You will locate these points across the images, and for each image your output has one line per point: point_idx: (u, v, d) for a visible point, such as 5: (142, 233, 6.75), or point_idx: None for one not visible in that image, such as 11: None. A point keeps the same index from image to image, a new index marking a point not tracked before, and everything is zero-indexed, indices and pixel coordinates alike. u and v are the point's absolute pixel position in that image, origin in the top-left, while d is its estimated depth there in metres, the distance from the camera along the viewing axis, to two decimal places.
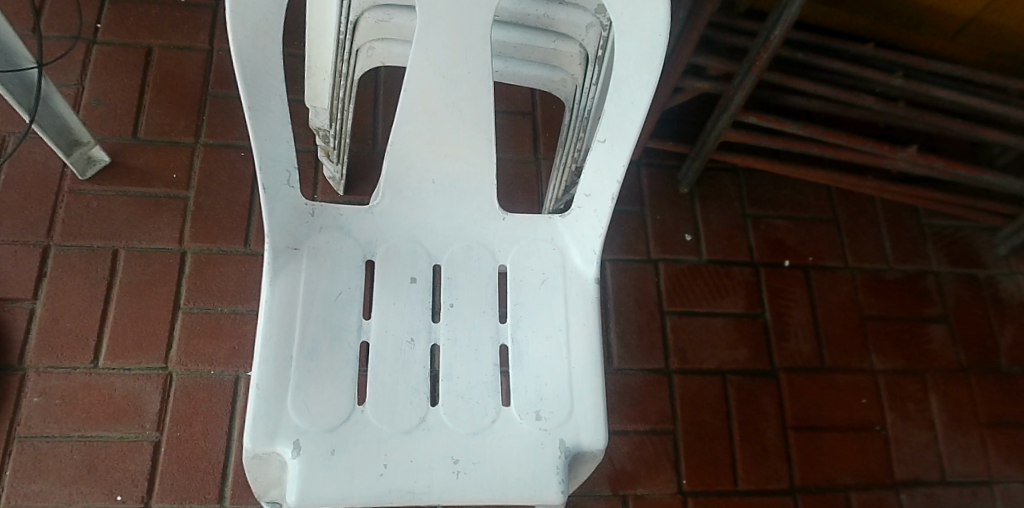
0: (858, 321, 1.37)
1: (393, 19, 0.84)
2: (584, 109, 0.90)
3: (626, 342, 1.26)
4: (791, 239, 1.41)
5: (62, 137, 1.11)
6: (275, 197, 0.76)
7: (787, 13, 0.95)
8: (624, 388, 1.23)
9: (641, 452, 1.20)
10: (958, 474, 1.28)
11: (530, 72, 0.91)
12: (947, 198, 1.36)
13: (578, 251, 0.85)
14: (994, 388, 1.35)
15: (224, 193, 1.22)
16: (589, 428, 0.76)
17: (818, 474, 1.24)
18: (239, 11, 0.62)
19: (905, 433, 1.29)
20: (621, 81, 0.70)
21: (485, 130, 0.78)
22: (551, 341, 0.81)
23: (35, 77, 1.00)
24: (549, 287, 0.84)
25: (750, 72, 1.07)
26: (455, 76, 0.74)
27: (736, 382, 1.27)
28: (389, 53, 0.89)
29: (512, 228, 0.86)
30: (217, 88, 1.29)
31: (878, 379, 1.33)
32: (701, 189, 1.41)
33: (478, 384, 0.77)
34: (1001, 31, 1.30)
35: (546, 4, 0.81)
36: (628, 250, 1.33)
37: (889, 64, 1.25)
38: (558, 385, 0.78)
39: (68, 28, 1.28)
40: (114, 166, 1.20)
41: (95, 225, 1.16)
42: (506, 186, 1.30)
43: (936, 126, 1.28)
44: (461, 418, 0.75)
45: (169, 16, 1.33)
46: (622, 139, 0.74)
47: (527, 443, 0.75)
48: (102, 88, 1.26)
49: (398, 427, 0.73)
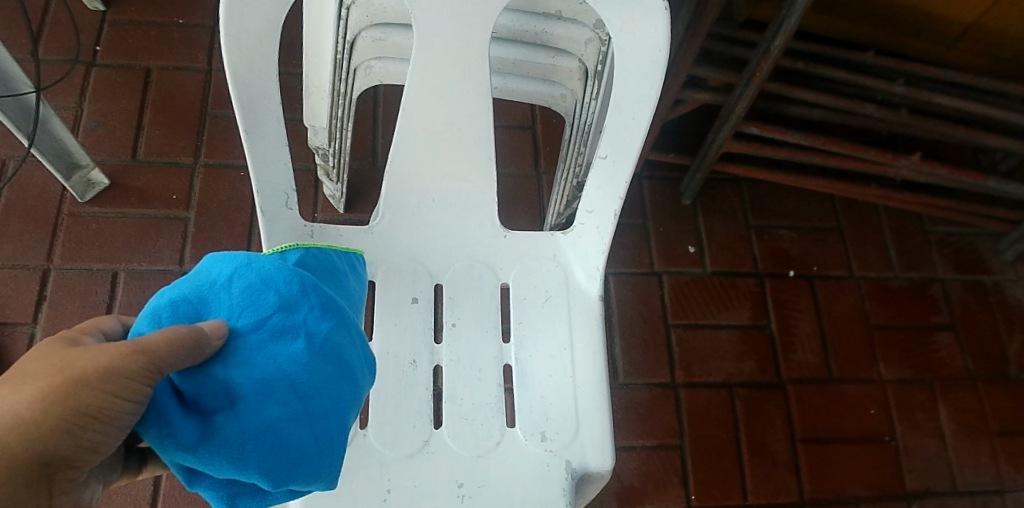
0: (865, 330, 1.35)
1: (390, 37, 0.83)
2: (584, 125, 0.89)
3: (631, 356, 1.25)
4: (795, 249, 1.39)
5: (61, 161, 1.11)
6: (274, 219, 0.75)
7: (787, 22, 0.95)
8: (629, 402, 1.22)
9: (649, 468, 1.18)
10: (970, 484, 1.26)
11: (529, 89, 0.91)
12: (951, 204, 1.35)
13: (582, 268, 0.84)
14: (1004, 396, 1.34)
15: (224, 213, 1.22)
16: (595, 448, 0.75)
17: (828, 486, 1.22)
18: (235, 35, 0.62)
19: (915, 443, 1.28)
20: (621, 97, 0.70)
21: (485, 148, 0.78)
22: (556, 361, 0.79)
23: (33, 102, 1.00)
24: (553, 305, 0.83)
25: (750, 83, 1.06)
26: (453, 94, 0.73)
27: (743, 395, 1.25)
28: (387, 71, 0.89)
29: (514, 245, 0.85)
30: (216, 107, 1.29)
31: (886, 388, 1.31)
32: (703, 200, 1.40)
33: (482, 405, 0.76)
34: (1001, 36, 1.29)
35: (544, 19, 0.81)
36: (631, 263, 1.32)
37: (891, 73, 1.24)
38: (564, 405, 0.77)
39: (67, 51, 1.29)
40: (114, 188, 1.20)
41: (95, 248, 1.16)
42: (507, 202, 1.29)
43: (938, 133, 1.27)
44: (465, 440, 0.74)
45: (168, 37, 1.33)
46: (624, 154, 0.73)
47: (533, 465, 0.74)
48: (102, 110, 1.26)
49: (401, 451, 0.72)
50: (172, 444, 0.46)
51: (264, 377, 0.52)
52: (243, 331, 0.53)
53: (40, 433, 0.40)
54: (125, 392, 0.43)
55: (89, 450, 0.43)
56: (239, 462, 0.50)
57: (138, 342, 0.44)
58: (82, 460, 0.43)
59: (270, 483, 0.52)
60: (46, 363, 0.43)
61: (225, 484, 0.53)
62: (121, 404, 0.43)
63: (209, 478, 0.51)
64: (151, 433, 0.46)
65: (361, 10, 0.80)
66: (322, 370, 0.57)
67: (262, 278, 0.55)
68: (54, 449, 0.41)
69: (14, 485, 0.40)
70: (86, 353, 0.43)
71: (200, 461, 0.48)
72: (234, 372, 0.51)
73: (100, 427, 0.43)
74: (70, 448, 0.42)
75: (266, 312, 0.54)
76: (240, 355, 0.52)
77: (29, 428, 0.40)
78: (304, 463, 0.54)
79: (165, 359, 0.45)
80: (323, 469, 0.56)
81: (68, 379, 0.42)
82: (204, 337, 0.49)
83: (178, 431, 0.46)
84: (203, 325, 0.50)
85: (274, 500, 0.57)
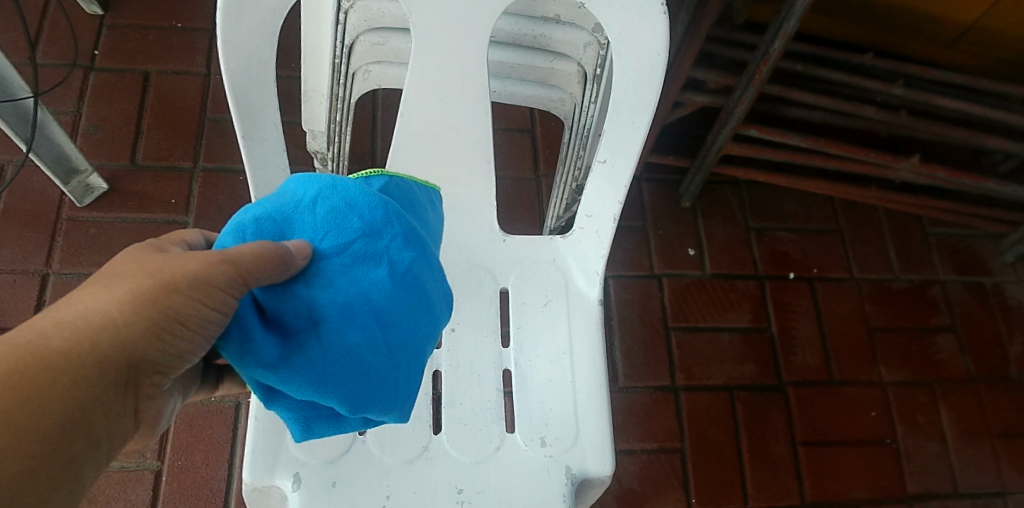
0: (865, 333, 1.35)
1: (388, 42, 0.83)
2: (583, 128, 0.88)
3: (631, 360, 1.24)
4: (795, 251, 1.39)
5: (59, 166, 1.10)
6: None
7: (786, 25, 0.95)
8: (630, 406, 1.21)
9: (649, 471, 1.18)
10: (972, 486, 1.25)
11: (528, 92, 0.91)
12: (952, 205, 1.35)
13: (581, 272, 0.84)
14: (1005, 398, 1.33)
15: (223, 217, 1.22)
16: (595, 454, 0.74)
17: (829, 489, 1.22)
18: (232, 40, 0.62)
19: (916, 446, 1.27)
20: (620, 101, 0.69)
21: (484, 152, 0.78)
22: (556, 366, 0.79)
23: (31, 107, 0.99)
24: (552, 310, 0.82)
25: (750, 86, 1.06)
26: (451, 99, 0.73)
27: (744, 398, 1.25)
28: (385, 75, 0.89)
29: (513, 249, 0.85)
30: (214, 111, 1.29)
31: (887, 391, 1.31)
32: (703, 203, 1.40)
33: (481, 411, 0.76)
34: (1000, 37, 1.29)
35: (542, 23, 0.81)
36: (631, 266, 1.32)
37: (890, 74, 1.24)
38: (564, 410, 0.77)
39: (65, 55, 1.28)
40: (113, 193, 1.20)
41: (94, 253, 1.16)
42: (505, 205, 1.29)
43: (938, 134, 1.27)
44: (465, 445, 0.74)
45: (166, 40, 1.33)
46: (623, 158, 0.73)
47: (532, 471, 0.73)
48: (100, 114, 1.26)
49: (400, 457, 0.72)
50: (255, 361, 0.49)
51: (346, 301, 0.54)
52: (327, 256, 0.54)
53: (136, 331, 0.43)
54: (214, 300, 0.45)
55: (175, 355, 0.46)
56: (318, 383, 0.53)
57: (229, 253, 0.46)
58: (170, 365, 0.46)
59: (347, 408, 0.55)
60: (139, 265, 0.45)
61: (302, 405, 0.56)
62: (206, 312, 0.45)
63: (287, 398, 0.55)
64: (233, 345, 0.49)
65: (359, 14, 0.81)
66: (401, 301, 0.57)
67: (347, 200, 0.55)
68: (148, 348, 0.44)
69: (109, 378, 0.43)
70: (177, 260, 0.45)
71: (280, 379, 0.51)
72: (318, 297, 0.53)
73: (185, 333, 0.45)
74: (159, 351, 0.45)
75: (350, 237, 0.54)
76: (324, 277, 0.53)
77: (126, 325, 0.43)
78: (378, 392, 0.56)
79: (253, 272, 0.46)
80: (397, 398, 0.59)
81: (159, 283, 0.44)
82: (289, 257, 0.50)
83: (259, 348, 0.49)
84: (289, 244, 0.51)
85: (350, 423, 0.60)
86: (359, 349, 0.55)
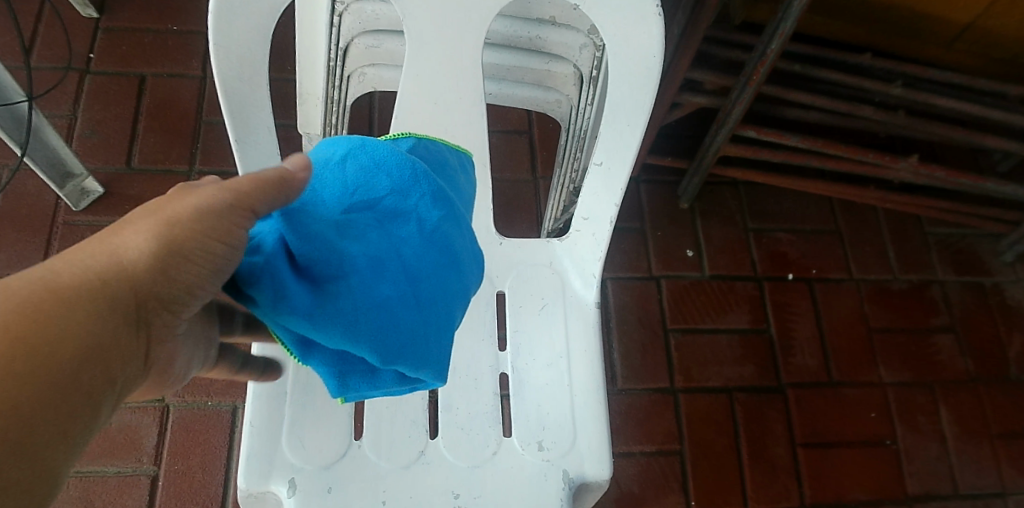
0: (865, 334, 1.34)
1: (384, 44, 0.83)
2: (580, 130, 0.88)
3: (630, 362, 1.24)
4: (794, 252, 1.39)
5: (53, 169, 1.10)
6: None
7: (784, 25, 0.94)
8: (628, 408, 1.21)
9: (649, 474, 1.17)
10: (972, 487, 1.25)
11: (523, 94, 0.90)
12: (951, 205, 1.34)
13: (577, 275, 0.83)
14: (1005, 398, 1.33)
15: None
16: (593, 458, 0.74)
17: (829, 491, 1.21)
18: (224, 44, 0.61)
19: (916, 447, 1.27)
20: (616, 103, 0.69)
21: (481, 156, 0.77)
22: (553, 369, 0.79)
23: (26, 111, 0.99)
24: (549, 313, 0.82)
25: (747, 86, 1.06)
26: (446, 102, 0.73)
27: (743, 400, 1.25)
28: (380, 78, 0.88)
29: (509, 252, 0.85)
30: (210, 114, 1.29)
31: (887, 391, 1.30)
32: (701, 204, 1.39)
33: (478, 415, 0.75)
34: (998, 36, 1.29)
35: (538, 25, 0.81)
36: (629, 268, 1.31)
37: (888, 74, 1.23)
38: (561, 414, 0.76)
39: (60, 59, 1.28)
40: (108, 196, 1.19)
41: None
42: (502, 208, 1.28)
43: (936, 134, 1.27)
44: (461, 450, 0.73)
45: (162, 44, 1.33)
46: (619, 160, 0.73)
47: (529, 475, 0.73)
48: (96, 118, 1.25)
49: (396, 463, 0.71)
50: (289, 310, 0.46)
51: (377, 252, 0.54)
52: (357, 210, 0.55)
53: (138, 270, 0.41)
54: (227, 234, 0.43)
55: (184, 291, 0.43)
56: (352, 333, 0.50)
57: (236, 187, 0.44)
58: (181, 302, 0.44)
59: (381, 360, 0.53)
60: (145, 206, 0.43)
61: (336, 360, 0.54)
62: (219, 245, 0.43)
63: (321, 351, 0.52)
64: (261, 296, 0.45)
65: (353, 17, 0.80)
66: (431, 258, 0.58)
67: (375, 158, 0.56)
68: (153, 287, 0.42)
69: (116, 317, 0.40)
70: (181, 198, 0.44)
71: (314, 328, 0.48)
72: (347, 245, 0.51)
73: (192, 269, 0.43)
74: (165, 288, 0.42)
75: (380, 194, 0.56)
76: (355, 229, 0.53)
77: (126, 265, 0.41)
78: (413, 346, 0.55)
79: (261, 203, 0.45)
80: (432, 353, 0.57)
81: (163, 221, 0.42)
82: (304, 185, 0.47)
83: (291, 297, 0.46)
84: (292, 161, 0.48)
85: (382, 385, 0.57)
86: (389, 298, 0.53)
